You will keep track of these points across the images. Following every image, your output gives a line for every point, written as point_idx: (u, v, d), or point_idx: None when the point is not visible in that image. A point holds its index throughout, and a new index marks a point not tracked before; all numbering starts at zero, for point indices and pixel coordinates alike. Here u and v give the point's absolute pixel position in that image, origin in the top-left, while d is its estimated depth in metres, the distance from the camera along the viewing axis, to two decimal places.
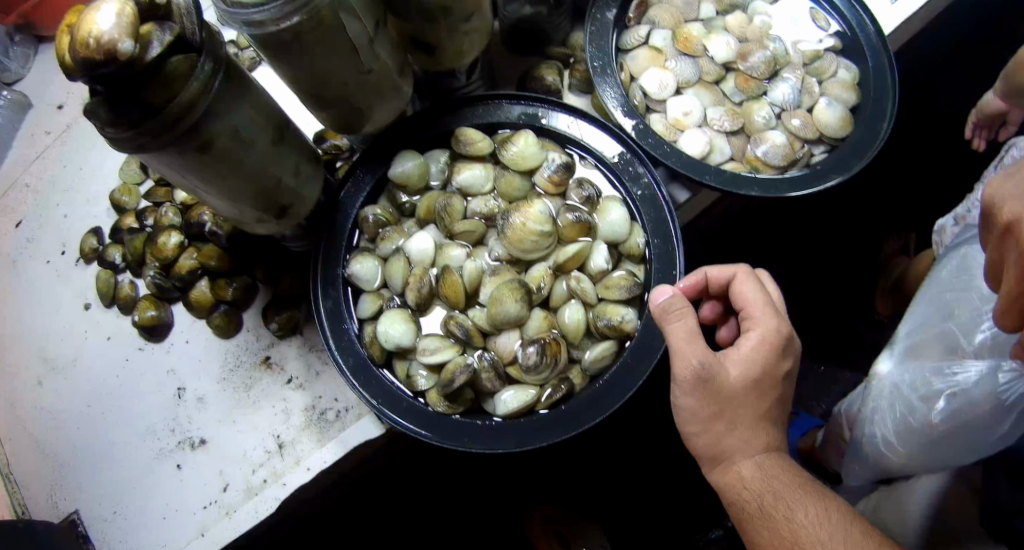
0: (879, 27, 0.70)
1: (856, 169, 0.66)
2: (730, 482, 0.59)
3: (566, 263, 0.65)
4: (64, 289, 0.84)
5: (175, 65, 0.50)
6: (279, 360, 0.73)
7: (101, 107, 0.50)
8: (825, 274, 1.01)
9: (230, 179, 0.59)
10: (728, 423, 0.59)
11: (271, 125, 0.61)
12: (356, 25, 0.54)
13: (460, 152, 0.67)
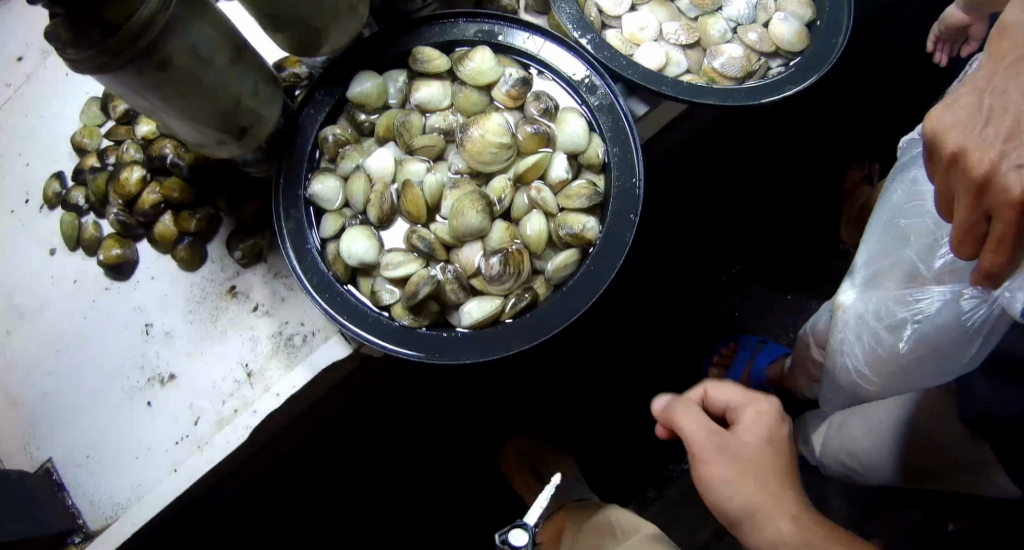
0: None
1: (812, 77, 0.66)
2: (770, 541, 0.57)
3: (526, 174, 0.65)
4: (29, 237, 0.84)
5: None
6: (245, 289, 0.74)
7: (61, 28, 0.49)
8: (789, 206, 1.05)
9: (195, 102, 0.57)
10: (754, 480, 0.60)
11: (229, 43, 0.58)
12: None
13: (417, 70, 0.67)
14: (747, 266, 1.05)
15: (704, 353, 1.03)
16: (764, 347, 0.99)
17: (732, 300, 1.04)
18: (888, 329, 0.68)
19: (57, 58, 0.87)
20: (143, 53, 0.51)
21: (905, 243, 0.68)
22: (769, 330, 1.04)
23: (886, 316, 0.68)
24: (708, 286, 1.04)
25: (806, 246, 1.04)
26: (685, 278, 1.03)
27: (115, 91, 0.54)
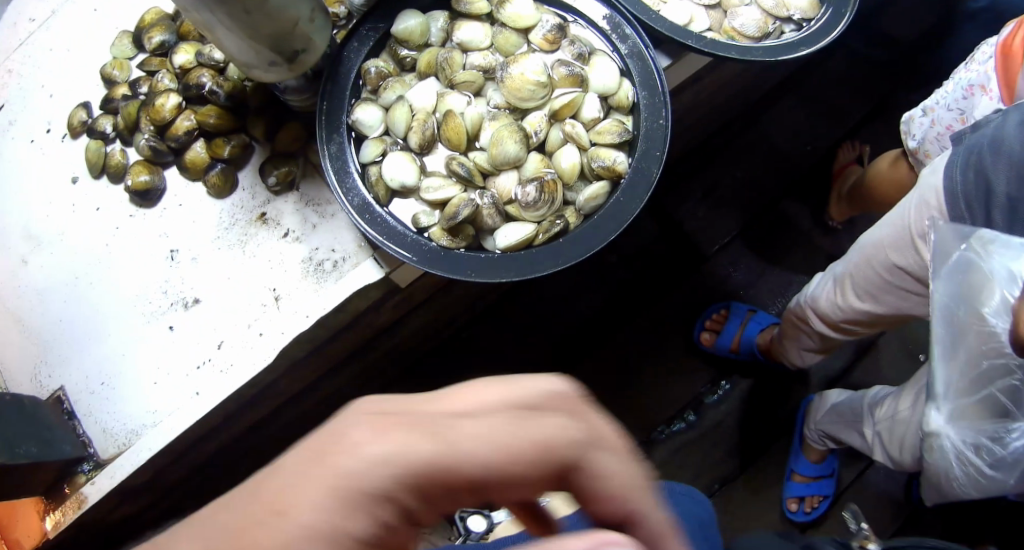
0: None
1: (821, 42, 0.73)
2: None
3: (561, 111, 0.70)
4: (51, 167, 0.84)
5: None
6: (275, 216, 0.75)
7: None
8: (780, 186, 1.11)
9: (256, 19, 0.59)
10: None
11: None
12: None
13: (459, 10, 0.71)
14: (742, 240, 1.10)
15: (696, 318, 1.08)
16: (755, 315, 1.05)
17: (725, 271, 1.10)
18: (989, 462, 0.61)
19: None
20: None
21: (982, 373, 0.59)
22: (759, 301, 1.09)
23: (986, 452, 0.61)
24: (704, 257, 1.09)
25: (796, 223, 1.10)
26: (682, 248, 1.09)
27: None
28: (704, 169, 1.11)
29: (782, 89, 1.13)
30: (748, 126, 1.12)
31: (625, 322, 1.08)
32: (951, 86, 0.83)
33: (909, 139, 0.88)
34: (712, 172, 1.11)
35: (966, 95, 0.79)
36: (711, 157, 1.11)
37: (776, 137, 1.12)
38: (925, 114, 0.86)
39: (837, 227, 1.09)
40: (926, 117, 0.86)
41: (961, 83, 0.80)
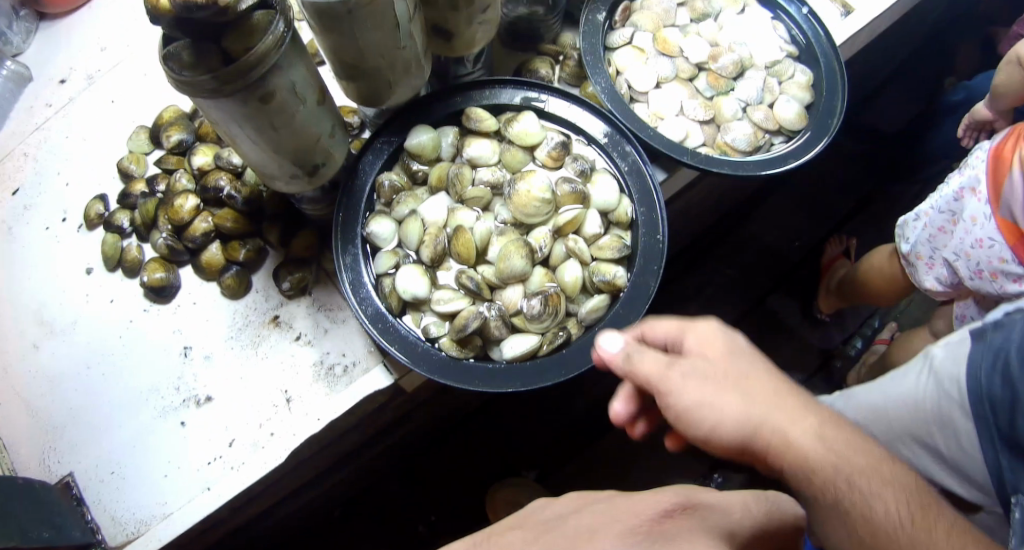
0: (830, 39, 0.85)
1: (808, 155, 0.79)
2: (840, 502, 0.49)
3: (564, 227, 0.73)
4: (65, 257, 0.86)
5: (257, 20, 0.58)
6: (287, 319, 0.79)
7: (185, 50, 0.57)
8: (767, 281, 1.18)
9: (280, 133, 0.65)
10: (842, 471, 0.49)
11: (318, 88, 0.67)
12: (402, 5, 0.64)
13: (470, 128, 0.75)
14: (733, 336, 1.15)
15: None
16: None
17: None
18: None
19: (103, 87, 0.91)
20: (254, 84, 0.59)
21: None
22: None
23: None
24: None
25: (783, 317, 1.16)
26: None
27: (213, 116, 0.61)
28: (697, 264, 1.17)
29: (768, 190, 1.21)
30: (734, 222, 1.20)
31: (620, 410, 1.12)
32: (948, 184, 0.88)
33: (903, 242, 0.96)
34: (704, 267, 1.17)
35: (954, 199, 0.86)
36: (702, 253, 1.18)
37: (760, 233, 1.19)
38: (918, 217, 0.92)
39: (824, 319, 1.16)
40: (919, 219, 0.93)
41: (953, 185, 0.87)
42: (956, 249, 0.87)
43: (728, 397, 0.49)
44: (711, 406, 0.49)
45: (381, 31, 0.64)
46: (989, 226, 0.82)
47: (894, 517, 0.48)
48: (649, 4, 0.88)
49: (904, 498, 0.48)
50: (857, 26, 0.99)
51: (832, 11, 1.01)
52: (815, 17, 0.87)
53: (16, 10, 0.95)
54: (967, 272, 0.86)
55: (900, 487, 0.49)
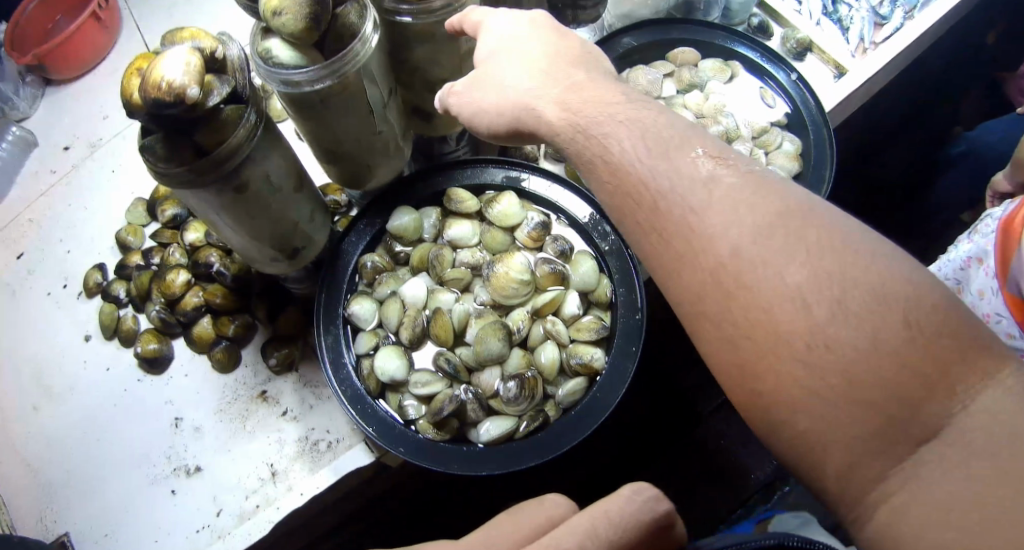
0: (818, 104, 0.86)
1: None
2: (612, 166, 0.52)
3: (543, 308, 0.74)
4: (64, 322, 0.89)
5: (226, 114, 0.59)
6: (275, 394, 0.81)
7: (161, 144, 0.58)
8: None
9: (259, 220, 0.67)
10: (611, 141, 0.52)
11: (295, 174, 0.69)
12: (375, 92, 0.66)
13: (450, 209, 0.76)
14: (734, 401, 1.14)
15: (685, 474, 1.12)
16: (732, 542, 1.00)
17: (720, 428, 1.14)
18: None
19: (106, 156, 0.95)
20: (227, 175, 0.61)
21: None
22: (753, 454, 1.13)
23: None
24: (699, 416, 1.14)
25: None
26: (677, 411, 1.14)
27: (194, 205, 0.64)
28: None
29: None
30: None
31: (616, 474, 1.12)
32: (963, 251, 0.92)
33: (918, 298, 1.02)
34: None
35: (965, 266, 0.89)
36: None
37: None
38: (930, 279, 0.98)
39: None
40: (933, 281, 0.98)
41: (964, 253, 0.90)
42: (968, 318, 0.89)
43: (487, 100, 0.60)
44: (480, 107, 0.60)
45: (357, 117, 0.67)
46: (993, 301, 0.83)
47: (650, 166, 0.50)
48: (635, 75, 0.89)
49: (645, 140, 0.51)
50: (851, 86, 0.99)
51: (825, 73, 1.01)
52: (805, 84, 0.87)
53: (23, 76, 0.99)
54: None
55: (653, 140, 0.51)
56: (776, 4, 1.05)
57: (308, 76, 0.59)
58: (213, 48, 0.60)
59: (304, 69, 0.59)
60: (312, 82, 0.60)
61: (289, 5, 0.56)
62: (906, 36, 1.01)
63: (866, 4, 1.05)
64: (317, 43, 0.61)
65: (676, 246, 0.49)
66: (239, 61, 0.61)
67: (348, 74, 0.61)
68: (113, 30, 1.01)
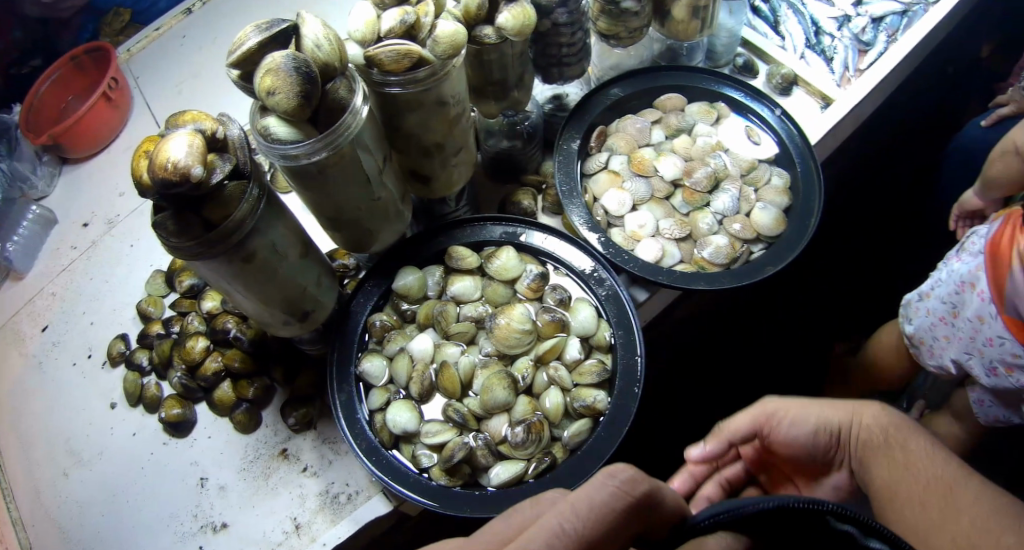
0: (802, 132, 0.88)
1: (787, 259, 0.81)
2: (879, 459, 0.71)
3: (545, 355, 0.78)
4: (90, 390, 0.93)
5: (230, 190, 0.64)
6: (295, 452, 0.85)
7: (170, 220, 0.62)
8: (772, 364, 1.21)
9: (267, 286, 0.72)
10: (899, 444, 0.72)
11: (299, 242, 0.73)
12: (369, 160, 0.71)
13: (452, 266, 0.81)
14: None
15: None
16: None
17: None
18: None
19: (125, 231, 1.01)
20: (233, 247, 0.66)
21: None
22: None
23: None
24: None
25: None
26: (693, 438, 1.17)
27: (208, 275, 0.69)
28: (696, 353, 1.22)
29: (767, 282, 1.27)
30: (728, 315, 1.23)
31: None
32: (949, 270, 0.91)
33: (909, 322, 0.98)
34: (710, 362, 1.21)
35: (959, 290, 0.87)
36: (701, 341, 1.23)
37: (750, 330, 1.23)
38: (922, 299, 0.95)
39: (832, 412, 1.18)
40: (924, 302, 0.95)
41: (956, 275, 0.89)
42: (965, 346, 0.87)
43: (803, 413, 0.78)
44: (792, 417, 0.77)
45: (353, 184, 0.72)
46: (995, 326, 0.82)
47: (905, 469, 0.69)
48: (624, 124, 0.91)
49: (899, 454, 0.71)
50: (838, 115, 0.97)
51: (811, 104, 1.00)
52: (790, 117, 0.89)
53: (40, 155, 1.05)
54: (980, 369, 0.86)
55: (883, 431, 0.73)
56: (761, 42, 1.03)
57: (303, 149, 0.65)
58: (214, 129, 0.63)
59: (299, 143, 0.64)
60: (308, 154, 0.65)
61: (281, 85, 0.61)
62: (891, 58, 1.01)
63: (848, 33, 1.06)
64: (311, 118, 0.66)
65: (901, 515, 0.67)
66: (241, 139, 0.66)
67: (341, 145, 0.66)
68: (123, 109, 1.08)
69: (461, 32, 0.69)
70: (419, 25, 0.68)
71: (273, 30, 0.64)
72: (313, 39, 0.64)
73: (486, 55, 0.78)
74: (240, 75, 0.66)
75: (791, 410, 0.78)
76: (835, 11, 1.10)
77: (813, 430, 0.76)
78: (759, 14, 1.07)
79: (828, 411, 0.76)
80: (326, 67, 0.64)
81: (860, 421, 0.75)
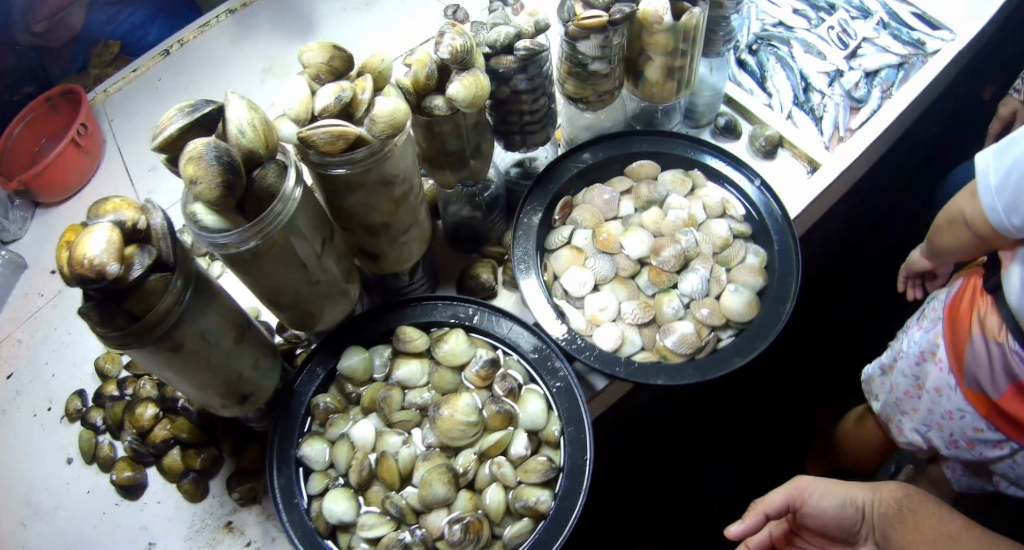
0: (784, 210, 0.83)
1: (759, 349, 0.76)
2: (905, 529, 0.78)
3: (489, 449, 0.74)
4: (47, 444, 0.92)
5: (152, 283, 0.59)
6: (239, 525, 0.84)
7: (91, 311, 0.58)
8: (745, 430, 1.24)
9: (198, 372, 0.68)
10: (913, 509, 0.80)
11: (234, 327, 0.69)
12: (304, 245, 0.66)
13: (399, 348, 0.77)
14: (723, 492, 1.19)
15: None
16: None
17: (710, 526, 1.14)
18: None
19: None
20: (158, 338, 0.62)
21: None
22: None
23: None
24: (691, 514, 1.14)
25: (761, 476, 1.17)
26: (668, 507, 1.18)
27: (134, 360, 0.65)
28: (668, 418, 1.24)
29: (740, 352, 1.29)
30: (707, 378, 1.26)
31: None
32: (903, 341, 0.95)
33: (874, 399, 1.03)
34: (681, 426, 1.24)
35: (919, 360, 0.91)
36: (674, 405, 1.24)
37: (729, 390, 1.27)
38: (885, 371, 0.98)
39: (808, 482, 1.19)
40: (886, 375, 0.99)
41: (914, 344, 0.92)
42: (926, 419, 0.91)
43: (831, 487, 0.84)
44: (822, 497, 0.83)
45: (288, 271, 0.67)
46: (955, 398, 0.86)
47: (926, 533, 0.77)
48: (591, 195, 0.87)
49: (922, 521, 0.79)
50: (827, 180, 0.92)
51: (797, 169, 0.94)
52: (771, 189, 0.84)
53: (12, 199, 1.04)
54: (940, 441, 0.91)
55: (904, 501, 0.81)
56: (743, 99, 0.99)
57: (231, 238, 0.59)
58: (135, 220, 0.59)
59: (227, 231, 0.59)
60: (237, 244, 0.60)
61: (203, 174, 0.55)
62: (883, 118, 0.95)
63: (840, 89, 1.02)
64: (238, 205, 0.60)
65: None
66: (165, 227, 0.60)
67: (272, 232, 0.61)
68: (94, 154, 1.07)
69: (401, 108, 0.62)
70: (355, 103, 0.62)
71: (196, 115, 0.57)
72: (236, 123, 0.57)
73: (436, 126, 0.73)
74: (166, 161, 0.60)
75: (822, 481, 0.84)
76: (826, 65, 1.05)
77: (840, 505, 0.82)
78: (745, 68, 1.03)
79: (851, 487, 0.83)
80: (250, 154, 0.58)
81: (883, 494, 0.82)
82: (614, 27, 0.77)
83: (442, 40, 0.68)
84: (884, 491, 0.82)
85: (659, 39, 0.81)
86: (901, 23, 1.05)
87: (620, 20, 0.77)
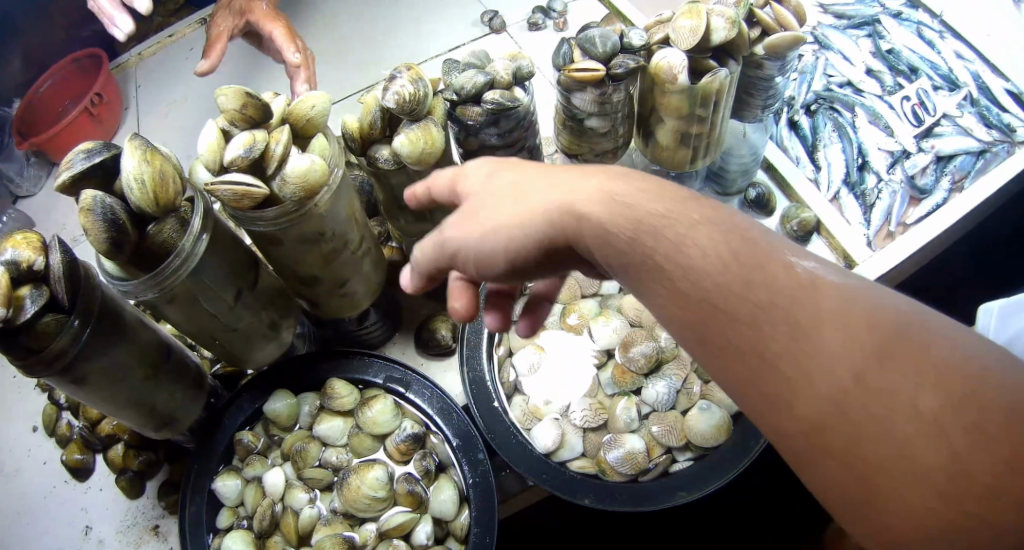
0: None
1: (710, 487, 0.64)
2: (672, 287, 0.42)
3: (391, 531, 0.68)
4: (18, 409, 0.95)
5: (45, 324, 0.55)
6: (166, 530, 0.83)
7: None
8: None
9: (108, 401, 0.65)
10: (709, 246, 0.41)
11: (149, 362, 0.67)
12: (214, 297, 0.61)
13: (326, 403, 0.73)
14: None
15: None
16: None
17: None
18: None
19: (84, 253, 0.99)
20: (54, 374, 0.58)
21: None
22: None
23: None
24: None
25: None
26: None
27: None
28: None
29: None
30: None
31: None
32: None
33: None
34: None
35: None
36: None
37: None
38: None
39: None
40: None
41: None
42: None
43: (492, 242, 0.48)
44: (482, 259, 0.49)
45: (197, 322, 0.62)
46: None
47: (702, 262, 0.40)
48: None
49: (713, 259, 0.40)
50: None
51: (829, 262, 0.80)
52: None
53: (29, 158, 1.04)
54: None
55: (634, 223, 0.43)
56: (787, 170, 0.85)
57: (125, 289, 0.54)
58: (31, 260, 0.55)
59: (122, 281, 0.54)
60: (130, 296, 0.55)
61: (89, 228, 0.51)
62: (946, 216, 0.81)
63: (900, 173, 0.88)
64: (137, 256, 0.55)
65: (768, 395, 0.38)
66: (65, 266, 0.56)
67: (173, 287, 0.56)
68: (108, 124, 1.07)
69: (318, 168, 0.55)
70: (267, 157, 0.55)
71: (91, 162, 0.53)
72: (128, 173, 0.52)
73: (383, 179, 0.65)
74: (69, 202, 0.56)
75: (455, 233, 0.50)
76: (891, 142, 0.91)
77: (505, 273, 0.51)
78: (797, 132, 0.91)
79: (508, 212, 0.47)
80: (142, 210, 0.53)
81: (560, 220, 0.46)
82: (615, 83, 0.65)
83: (391, 86, 0.59)
84: (565, 223, 0.46)
85: (671, 100, 0.67)
86: (992, 101, 0.93)
87: (621, 76, 0.64)
